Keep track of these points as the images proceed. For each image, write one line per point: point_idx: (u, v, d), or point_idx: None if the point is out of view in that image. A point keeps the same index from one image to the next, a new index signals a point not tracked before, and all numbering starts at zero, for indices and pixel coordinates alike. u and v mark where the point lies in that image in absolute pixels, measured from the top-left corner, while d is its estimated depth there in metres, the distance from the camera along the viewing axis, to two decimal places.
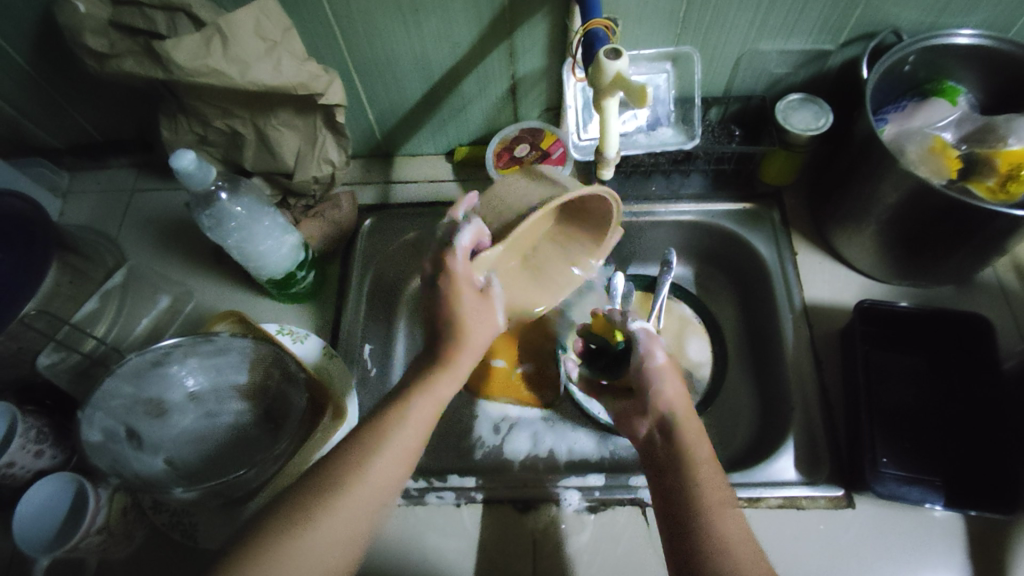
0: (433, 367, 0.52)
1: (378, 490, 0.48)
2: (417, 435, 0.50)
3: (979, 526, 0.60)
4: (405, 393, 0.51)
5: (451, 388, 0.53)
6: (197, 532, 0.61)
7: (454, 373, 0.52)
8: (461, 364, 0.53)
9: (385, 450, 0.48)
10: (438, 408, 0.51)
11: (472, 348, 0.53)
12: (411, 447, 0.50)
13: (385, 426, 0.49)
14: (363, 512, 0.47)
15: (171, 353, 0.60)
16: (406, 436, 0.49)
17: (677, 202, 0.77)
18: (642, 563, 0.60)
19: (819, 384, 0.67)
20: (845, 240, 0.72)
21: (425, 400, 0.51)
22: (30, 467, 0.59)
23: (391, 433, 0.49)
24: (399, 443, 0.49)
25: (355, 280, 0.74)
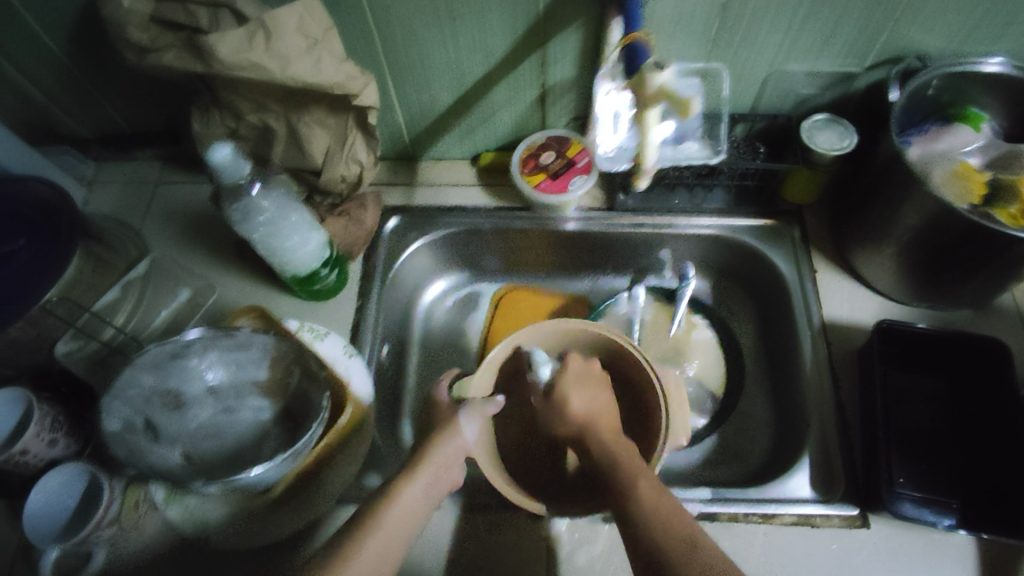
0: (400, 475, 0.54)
1: (365, 549, 0.49)
2: (397, 533, 0.51)
3: (996, 551, 0.59)
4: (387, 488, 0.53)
5: (419, 495, 0.53)
6: (213, 531, 0.60)
7: (423, 481, 0.54)
8: (431, 462, 0.55)
9: (373, 537, 0.50)
10: (412, 513, 0.52)
11: (437, 461, 0.55)
12: (404, 524, 0.52)
13: (376, 517, 0.51)
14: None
15: (191, 346, 0.59)
16: (384, 531, 0.51)
17: (698, 216, 0.78)
18: None
19: (836, 401, 0.67)
20: (864, 260, 0.73)
21: (399, 507, 0.52)
22: (43, 456, 0.59)
23: (378, 525, 0.51)
24: (383, 530, 0.51)
25: (378, 281, 0.74)
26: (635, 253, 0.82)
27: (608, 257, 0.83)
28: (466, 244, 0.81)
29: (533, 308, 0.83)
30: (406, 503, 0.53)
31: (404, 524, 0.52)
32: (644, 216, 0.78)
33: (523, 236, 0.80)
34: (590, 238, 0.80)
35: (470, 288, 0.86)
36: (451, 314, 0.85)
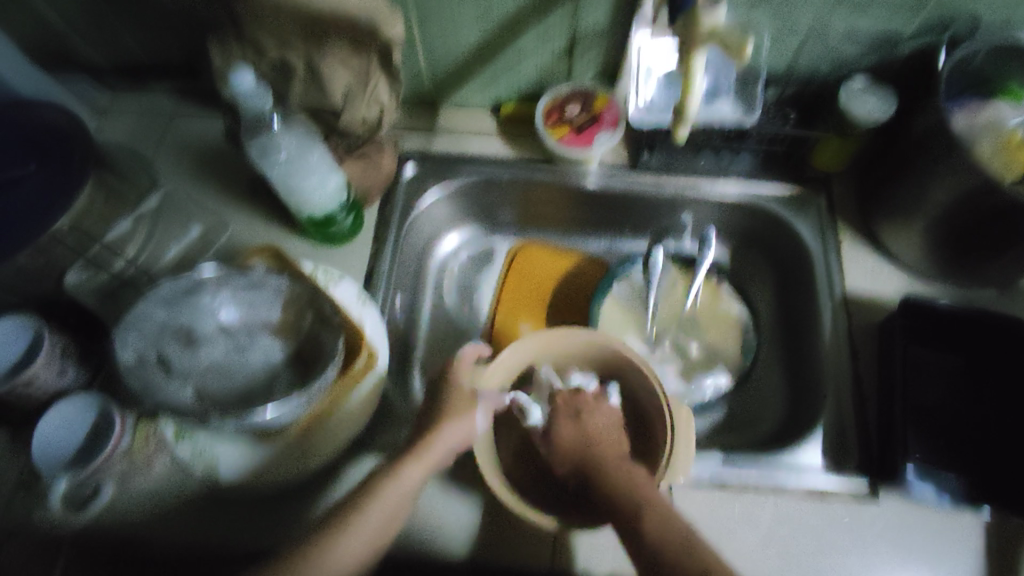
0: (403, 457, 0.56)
1: (354, 530, 0.52)
2: (386, 515, 0.53)
3: (1001, 530, 0.59)
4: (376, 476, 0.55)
5: (417, 477, 0.55)
6: (222, 468, 0.58)
7: (425, 463, 0.56)
8: (434, 450, 0.56)
9: (360, 522, 0.52)
10: (405, 496, 0.54)
11: (442, 445, 0.56)
12: (395, 508, 0.54)
13: (369, 497, 0.53)
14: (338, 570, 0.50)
15: (205, 284, 0.60)
16: (380, 512, 0.53)
17: (724, 180, 0.76)
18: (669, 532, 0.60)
19: (853, 373, 0.67)
20: (891, 234, 0.71)
21: (392, 490, 0.54)
22: (50, 386, 0.58)
23: (368, 509, 0.53)
24: (378, 512, 0.53)
25: (393, 228, 0.73)
26: (655, 215, 0.80)
27: (626, 217, 0.82)
28: (484, 197, 0.80)
29: (546, 268, 0.83)
30: (403, 483, 0.55)
31: (398, 505, 0.54)
32: (666, 176, 0.76)
33: (543, 189, 0.78)
34: (611, 196, 0.78)
35: (486, 243, 0.85)
36: (465, 267, 0.84)
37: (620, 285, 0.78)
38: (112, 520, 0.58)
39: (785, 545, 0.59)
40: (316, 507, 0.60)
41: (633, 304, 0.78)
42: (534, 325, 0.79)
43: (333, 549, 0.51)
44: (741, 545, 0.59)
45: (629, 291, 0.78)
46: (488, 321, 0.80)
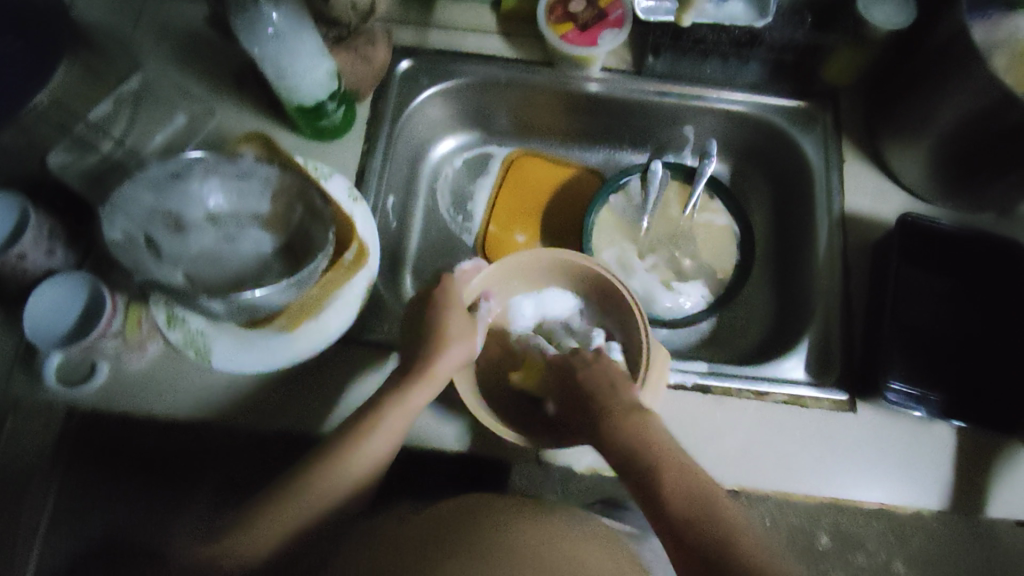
0: (410, 378, 0.58)
1: (361, 453, 0.54)
2: (390, 436, 0.55)
3: (972, 444, 0.61)
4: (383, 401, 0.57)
5: (424, 400, 0.58)
6: (213, 355, 0.60)
7: (432, 385, 0.57)
8: (443, 373, 0.58)
9: (367, 444, 0.55)
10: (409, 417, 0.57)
11: (446, 366, 0.58)
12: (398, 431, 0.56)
13: (378, 418, 0.56)
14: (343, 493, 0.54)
15: (194, 167, 0.59)
16: (390, 428, 0.56)
17: (730, 90, 0.73)
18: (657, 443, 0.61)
19: (844, 292, 0.67)
20: (897, 152, 0.69)
21: (400, 411, 0.56)
22: (41, 265, 0.58)
23: (376, 430, 0.55)
24: (382, 434, 0.55)
25: (386, 126, 0.71)
26: (656, 127, 0.78)
27: (625, 126, 0.79)
28: (480, 99, 0.77)
29: (543, 177, 0.82)
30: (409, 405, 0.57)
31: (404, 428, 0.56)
32: (671, 84, 0.74)
33: (542, 94, 0.76)
34: (613, 103, 0.76)
35: (481, 149, 0.83)
36: (459, 174, 0.82)
37: (616, 197, 0.77)
38: (112, 395, 0.61)
39: (761, 448, 0.61)
40: (308, 402, 0.61)
41: (627, 215, 0.77)
42: (530, 233, 0.79)
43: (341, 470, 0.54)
44: (719, 448, 0.61)
45: (625, 202, 0.77)
46: (481, 229, 0.80)
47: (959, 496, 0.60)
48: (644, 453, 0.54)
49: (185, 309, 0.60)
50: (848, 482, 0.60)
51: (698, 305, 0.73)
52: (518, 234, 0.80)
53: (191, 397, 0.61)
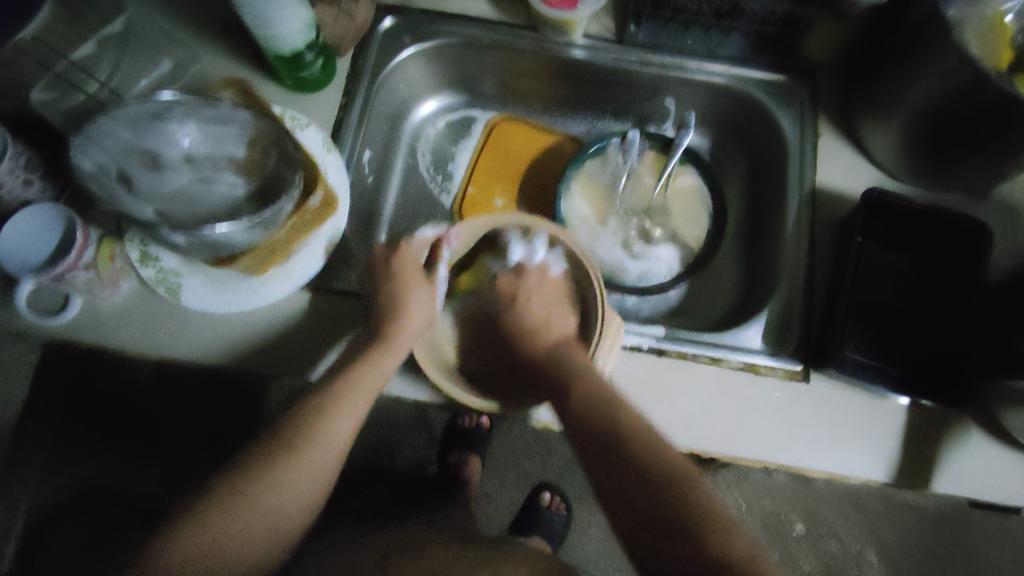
0: (373, 347, 0.59)
1: (335, 416, 0.58)
2: (361, 400, 0.58)
3: (922, 417, 0.62)
4: (350, 369, 0.59)
5: (387, 368, 0.59)
6: (183, 292, 0.63)
7: (392, 352, 0.59)
8: (399, 344, 0.59)
9: (339, 408, 0.58)
10: (376, 380, 0.58)
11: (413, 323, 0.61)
12: (364, 395, 0.58)
13: (344, 385, 0.58)
14: (320, 459, 0.58)
15: (171, 109, 0.60)
16: (357, 402, 0.58)
17: (711, 62, 0.73)
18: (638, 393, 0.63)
19: (808, 265, 0.68)
20: (870, 130, 0.69)
21: (367, 376, 0.58)
22: (19, 196, 0.60)
23: (345, 395, 0.58)
24: (350, 409, 0.58)
25: (366, 81, 0.71)
26: (637, 96, 0.79)
27: (607, 95, 0.80)
28: (462, 61, 0.77)
29: (524, 144, 0.83)
30: (374, 371, 0.59)
31: (368, 400, 0.59)
32: (652, 53, 0.74)
33: (524, 59, 0.76)
34: (594, 69, 0.76)
35: (464, 112, 0.83)
36: (441, 135, 0.83)
37: (594, 163, 0.78)
38: (86, 327, 0.63)
39: (714, 415, 0.62)
40: (279, 344, 0.62)
41: (603, 182, 0.78)
42: (510, 197, 0.81)
43: (315, 447, 0.57)
44: (673, 409, 0.62)
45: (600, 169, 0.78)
46: (460, 190, 0.81)
47: (905, 467, 0.61)
48: (607, 439, 0.56)
49: (159, 248, 0.64)
50: (798, 448, 0.61)
51: (671, 270, 0.75)
52: (497, 198, 0.81)
53: (163, 335, 0.63)
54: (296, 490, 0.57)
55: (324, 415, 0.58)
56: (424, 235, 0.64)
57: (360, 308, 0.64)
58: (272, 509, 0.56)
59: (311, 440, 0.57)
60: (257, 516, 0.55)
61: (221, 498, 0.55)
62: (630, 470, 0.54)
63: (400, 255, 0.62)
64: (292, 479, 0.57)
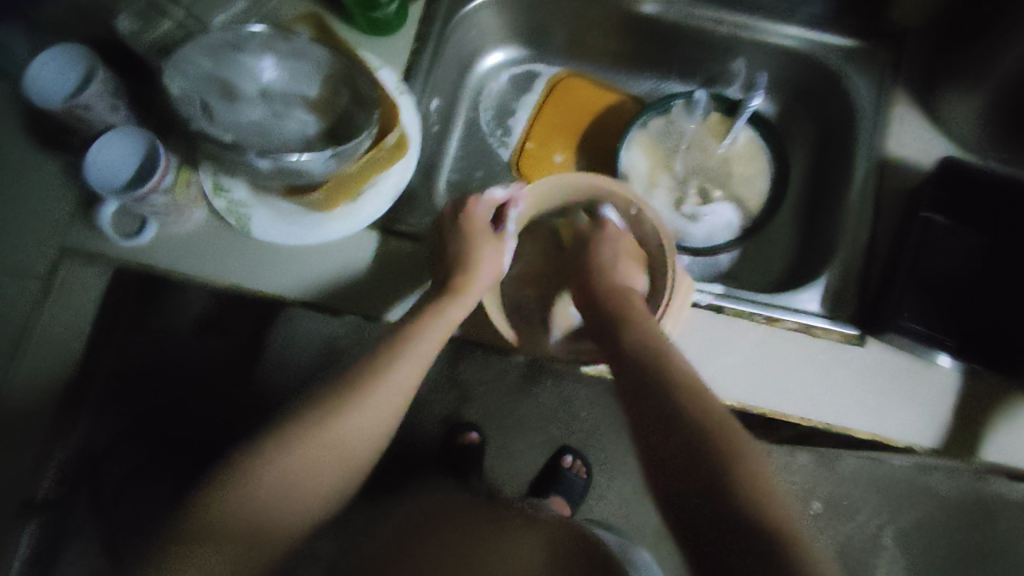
0: (446, 296, 0.60)
1: (402, 362, 0.59)
2: (433, 343, 0.59)
3: (976, 392, 0.62)
4: (421, 312, 0.60)
5: (462, 313, 0.60)
6: (253, 224, 0.64)
7: (466, 300, 0.61)
8: (471, 293, 0.61)
9: (411, 349, 0.59)
10: (448, 329, 0.60)
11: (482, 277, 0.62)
12: (435, 341, 0.59)
13: (417, 330, 0.59)
14: (382, 410, 0.58)
15: (250, 40, 0.61)
16: (425, 350, 0.59)
17: (786, 24, 0.73)
18: (716, 369, 0.63)
19: (871, 232, 0.67)
20: (948, 101, 0.68)
21: (438, 322, 0.59)
22: (104, 120, 0.62)
23: (420, 338, 0.59)
24: (427, 340, 0.59)
25: (437, 28, 0.72)
26: (706, 57, 0.78)
27: (674, 55, 0.79)
28: (534, 12, 0.77)
29: (585, 102, 0.83)
30: (448, 318, 0.60)
31: (440, 341, 0.60)
32: (726, 12, 0.73)
33: (595, 13, 0.76)
34: (665, 27, 0.75)
35: (528, 66, 0.83)
36: (505, 88, 0.83)
37: (654, 122, 0.77)
38: (157, 253, 0.64)
39: (765, 371, 0.63)
40: (343, 285, 0.63)
41: (662, 142, 0.77)
42: (568, 153, 0.81)
43: (382, 384, 0.58)
44: (721, 363, 0.63)
45: (662, 127, 0.77)
46: (520, 143, 0.81)
47: (954, 439, 0.61)
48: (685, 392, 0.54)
49: (230, 179, 0.65)
50: (844, 408, 0.62)
51: (732, 230, 0.75)
52: (557, 153, 0.81)
53: (233, 267, 0.64)
54: (360, 429, 0.57)
55: (390, 351, 0.59)
56: (494, 193, 0.64)
57: (422, 248, 0.65)
58: (333, 448, 0.56)
59: (383, 376, 0.58)
60: (320, 458, 0.55)
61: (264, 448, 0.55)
62: (675, 422, 0.53)
63: (468, 210, 0.63)
64: (356, 418, 0.57)
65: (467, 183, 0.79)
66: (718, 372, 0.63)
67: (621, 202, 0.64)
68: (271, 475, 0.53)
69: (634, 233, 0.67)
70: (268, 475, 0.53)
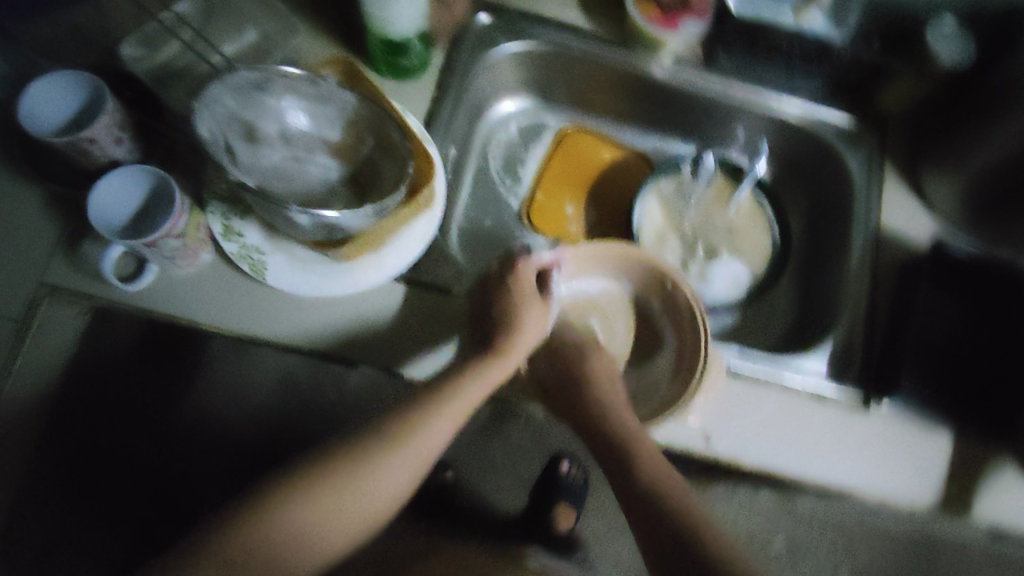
0: (487, 355, 0.58)
1: (436, 421, 0.54)
2: (468, 403, 0.55)
3: (967, 458, 0.66)
4: (458, 372, 0.57)
5: (500, 375, 0.58)
6: (269, 271, 0.61)
7: (504, 363, 0.59)
8: (509, 360, 0.59)
9: (444, 411, 0.55)
10: (485, 391, 0.57)
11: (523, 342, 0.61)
12: (471, 402, 0.56)
13: (455, 388, 0.56)
14: (405, 471, 0.53)
15: (275, 82, 0.58)
16: (459, 409, 0.55)
17: (790, 98, 0.76)
18: (739, 436, 0.64)
19: (869, 301, 0.71)
20: (934, 181, 0.73)
21: (477, 385, 0.56)
22: (108, 153, 0.57)
23: (455, 397, 0.55)
24: (455, 412, 0.55)
25: (458, 77, 0.71)
26: (711, 122, 0.81)
27: (682, 117, 0.81)
28: (550, 67, 0.78)
29: (593, 156, 0.83)
30: (486, 380, 0.57)
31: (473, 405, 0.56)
32: (736, 83, 0.76)
33: (609, 73, 0.77)
34: (677, 92, 0.78)
35: (538, 116, 0.83)
36: (514, 136, 0.83)
37: (666, 181, 0.79)
38: (160, 297, 0.60)
39: (782, 435, 0.65)
40: (362, 336, 0.61)
41: (674, 202, 0.79)
42: (579, 206, 0.81)
43: (408, 447, 0.53)
44: (741, 427, 0.64)
45: (673, 188, 0.79)
46: (528, 196, 0.80)
47: (950, 503, 0.64)
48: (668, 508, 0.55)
49: (243, 223, 0.61)
50: (856, 474, 0.64)
51: (738, 292, 0.77)
52: (567, 205, 0.81)
53: (246, 313, 0.60)
54: (383, 489, 0.53)
55: (420, 412, 0.54)
56: (540, 258, 0.62)
57: (446, 303, 0.63)
58: (353, 506, 0.52)
59: (414, 436, 0.54)
60: (333, 518, 0.51)
61: (280, 499, 0.50)
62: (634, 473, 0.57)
63: (517, 270, 0.60)
64: (379, 478, 0.53)
65: (476, 233, 0.77)
66: (740, 439, 0.64)
67: (657, 280, 0.65)
68: (285, 528, 0.49)
69: (665, 302, 0.66)
70: (285, 530, 0.49)
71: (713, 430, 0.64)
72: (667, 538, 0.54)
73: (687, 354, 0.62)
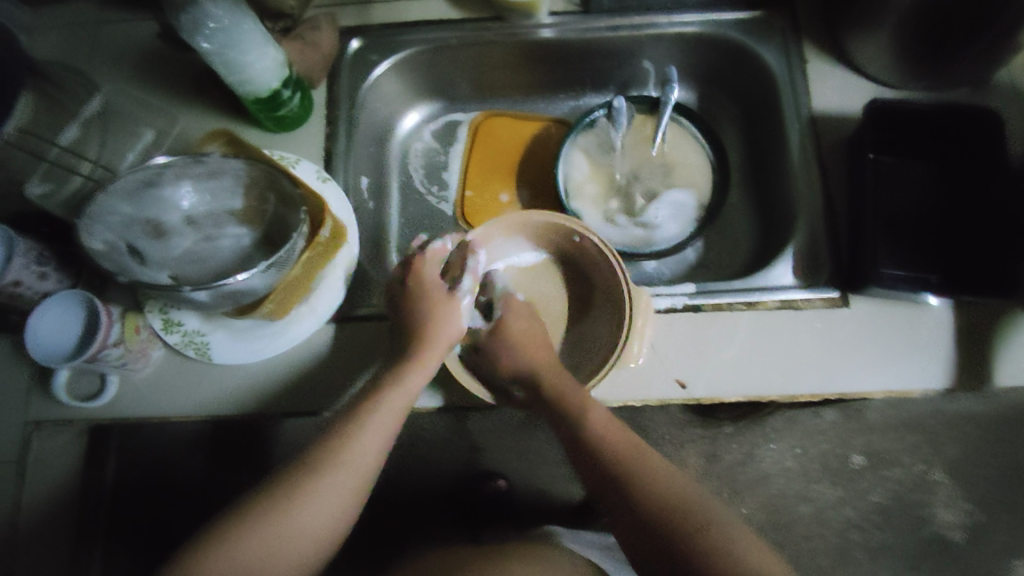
0: (403, 362, 0.58)
1: (361, 436, 0.55)
2: (394, 412, 0.57)
3: (972, 319, 0.60)
4: (376, 386, 0.58)
5: (421, 382, 0.58)
6: (214, 350, 0.63)
7: (425, 370, 0.59)
8: (428, 358, 0.59)
9: (371, 420, 0.56)
10: (406, 399, 0.57)
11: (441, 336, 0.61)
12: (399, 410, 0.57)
13: (379, 398, 0.57)
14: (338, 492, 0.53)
15: (163, 174, 0.59)
16: (384, 419, 0.56)
17: (681, 12, 0.72)
18: (718, 373, 0.61)
19: (824, 191, 0.66)
20: (857, 45, 0.67)
21: (397, 394, 0.57)
22: (37, 289, 0.60)
23: (378, 407, 0.56)
24: (380, 424, 0.56)
25: (344, 107, 0.71)
26: (615, 64, 0.78)
27: (585, 69, 0.79)
28: (436, 67, 0.77)
29: (512, 136, 0.82)
30: (408, 387, 0.58)
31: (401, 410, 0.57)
32: (621, 17, 0.73)
33: (496, 50, 0.75)
34: (568, 45, 0.75)
35: (446, 117, 0.83)
36: (429, 144, 0.82)
37: (585, 138, 0.77)
38: (125, 404, 0.63)
39: (764, 355, 0.61)
40: (313, 381, 0.62)
41: (598, 157, 0.77)
42: (512, 192, 0.80)
43: (343, 468, 0.54)
44: (716, 362, 0.61)
45: (590, 144, 0.77)
46: (459, 196, 0.80)
47: (967, 372, 0.59)
48: (641, 479, 0.53)
49: (181, 312, 0.64)
50: (852, 372, 0.60)
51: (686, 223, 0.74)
52: (500, 192, 0.80)
53: (202, 396, 0.62)
54: (321, 516, 0.52)
55: (346, 433, 0.55)
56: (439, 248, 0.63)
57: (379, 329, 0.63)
58: (291, 541, 0.51)
59: (339, 454, 0.54)
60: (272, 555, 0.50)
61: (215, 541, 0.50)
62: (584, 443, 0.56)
63: (416, 269, 0.62)
64: (312, 501, 0.52)
65: None
66: (719, 374, 0.61)
67: (572, 239, 0.63)
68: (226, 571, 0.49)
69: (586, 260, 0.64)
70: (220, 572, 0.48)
71: (687, 374, 0.61)
72: (647, 520, 0.51)
73: (621, 307, 0.61)
